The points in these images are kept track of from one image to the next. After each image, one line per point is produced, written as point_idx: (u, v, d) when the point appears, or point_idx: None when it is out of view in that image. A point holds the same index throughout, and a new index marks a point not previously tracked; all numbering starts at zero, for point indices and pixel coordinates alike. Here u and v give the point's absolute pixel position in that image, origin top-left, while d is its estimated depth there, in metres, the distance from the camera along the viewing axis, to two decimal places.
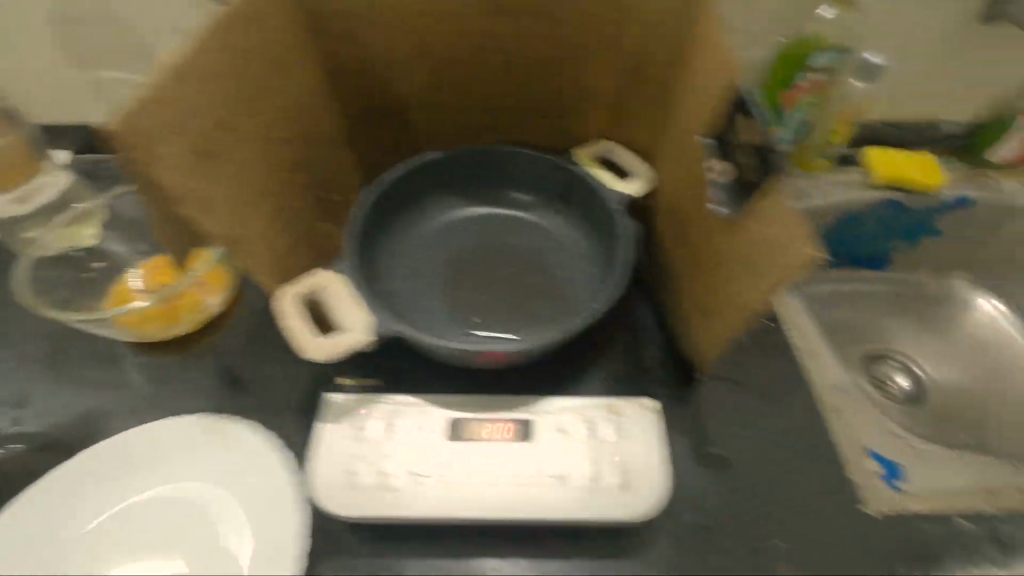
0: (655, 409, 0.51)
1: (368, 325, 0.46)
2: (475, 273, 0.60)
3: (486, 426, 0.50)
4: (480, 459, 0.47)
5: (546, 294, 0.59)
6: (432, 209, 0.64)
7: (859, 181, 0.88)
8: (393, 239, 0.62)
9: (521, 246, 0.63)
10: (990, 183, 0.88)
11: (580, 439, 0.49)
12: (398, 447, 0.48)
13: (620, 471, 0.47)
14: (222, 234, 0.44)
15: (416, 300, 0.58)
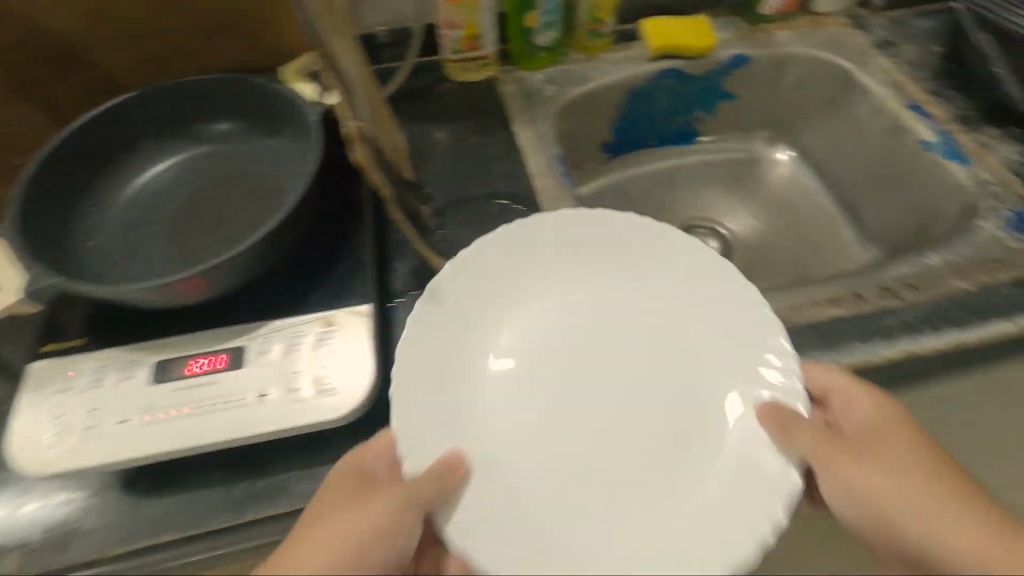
0: (360, 309, 0.53)
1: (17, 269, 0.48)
2: (188, 216, 0.59)
3: (193, 361, 0.50)
4: (185, 392, 0.48)
5: (255, 219, 0.58)
6: (146, 162, 0.62)
7: (639, 54, 0.87)
8: (103, 200, 0.59)
9: (237, 181, 0.61)
10: (765, 36, 0.90)
11: (288, 350, 0.50)
12: (101, 397, 0.48)
13: (325, 375, 0.48)
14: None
15: (128, 250, 0.56)
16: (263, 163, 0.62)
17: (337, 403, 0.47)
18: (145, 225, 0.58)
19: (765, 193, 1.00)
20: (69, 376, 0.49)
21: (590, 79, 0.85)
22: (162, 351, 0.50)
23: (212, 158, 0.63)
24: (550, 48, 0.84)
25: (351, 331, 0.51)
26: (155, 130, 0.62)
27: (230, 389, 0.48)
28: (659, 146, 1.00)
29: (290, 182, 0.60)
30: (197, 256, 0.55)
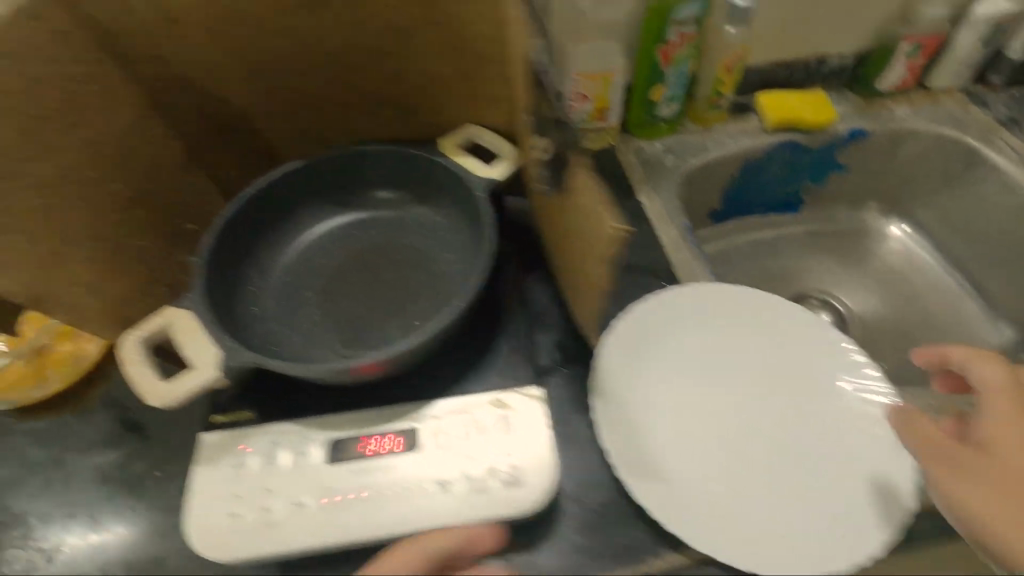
0: (536, 393, 0.50)
1: (204, 351, 0.45)
2: (344, 285, 0.58)
3: (366, 443, 0.48)
4: (362, 477, 0.46)
5: (430, 297, 0.56)
6: (306, 226, 0.63)
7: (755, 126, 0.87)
8: (267, 264, 0.60)
9: (397, 254, 0.61)
10: (880, 112, 0.89)
11: (464, 432, 0.48)
12: (276, 479, 0.46)
13: (508, 465, 0.46)
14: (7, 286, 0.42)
15: (291, 317, 0.56)
16: (426, 236, 0.62)
17: (524, 496, 0.45)
18: (306, 292, 0.58)
19: (873, 266, 0.97)
20: (242, 452, 0.48)
21: (712, 151, 0.84)
22: (332, 427, 0.49)
23: (367, 226, 0.63)
24: (670, 120, 0.83)
25: (527, 413, 0.49)
26: (319, 196, 0.63)
27: (409, 474, 0.46)
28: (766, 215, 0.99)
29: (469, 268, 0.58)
30: (372, 339, 0.54)
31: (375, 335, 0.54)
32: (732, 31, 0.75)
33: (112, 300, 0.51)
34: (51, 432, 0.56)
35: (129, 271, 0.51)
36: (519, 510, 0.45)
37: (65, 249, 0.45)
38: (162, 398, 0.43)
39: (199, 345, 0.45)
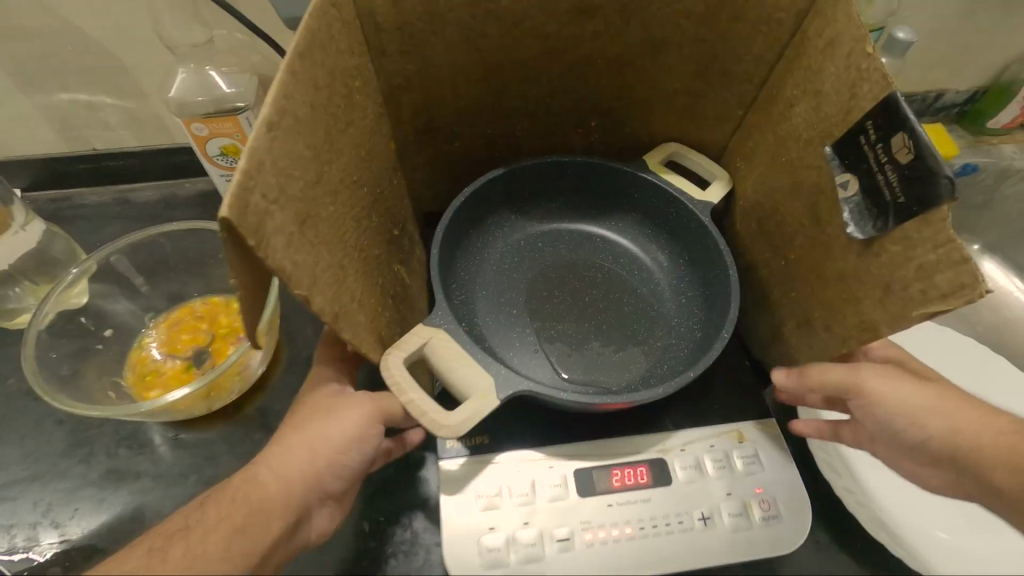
0: (767, 421, 0.49)
1: (475, 376, 0.39)
2: (556, 305, 0.51)
3: (615, 474, 0.45)
4: (621, 510, 0.44)
5: (652, 328, 0.51)
6: (495, 230, 0.55)
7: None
8: (462, 276, 0.52)
9: (602, 275, 0.54)
10: (989, 148, 0.91)
11: (707, 466, 0.47)
12: (531, 512, 0.43)
13: (764, 501, 0.46)
14: (324, 309, 0.32)
15: (502, 339, 0.49)
16: (629, 259, 0.55)
17: (782, 535, 0.45)
18: (512, 310, 0.51)
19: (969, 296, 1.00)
20: (486, 481, 0.45)
21: None
22: (573, 457, 0.46)
23: (564, 232, 0.56)
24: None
25: (772, 446, 0.48)
26: (513, 198, 0.54)
27: (665, 512, 0.44)
28: None
29: (693, 300, 0.52)
30: (611, 376, 0.48)
31: (612, 369, 0.48)
32: (885, 61, 0.80)
33: (376, 322, 0.39)
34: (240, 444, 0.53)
35: (382, 292, 0.41)
36: (777, 548, 0.44)
37: (349, 266, 0.36)
38: (456, 425, 0.36)
39: (468, 370, 0.39)
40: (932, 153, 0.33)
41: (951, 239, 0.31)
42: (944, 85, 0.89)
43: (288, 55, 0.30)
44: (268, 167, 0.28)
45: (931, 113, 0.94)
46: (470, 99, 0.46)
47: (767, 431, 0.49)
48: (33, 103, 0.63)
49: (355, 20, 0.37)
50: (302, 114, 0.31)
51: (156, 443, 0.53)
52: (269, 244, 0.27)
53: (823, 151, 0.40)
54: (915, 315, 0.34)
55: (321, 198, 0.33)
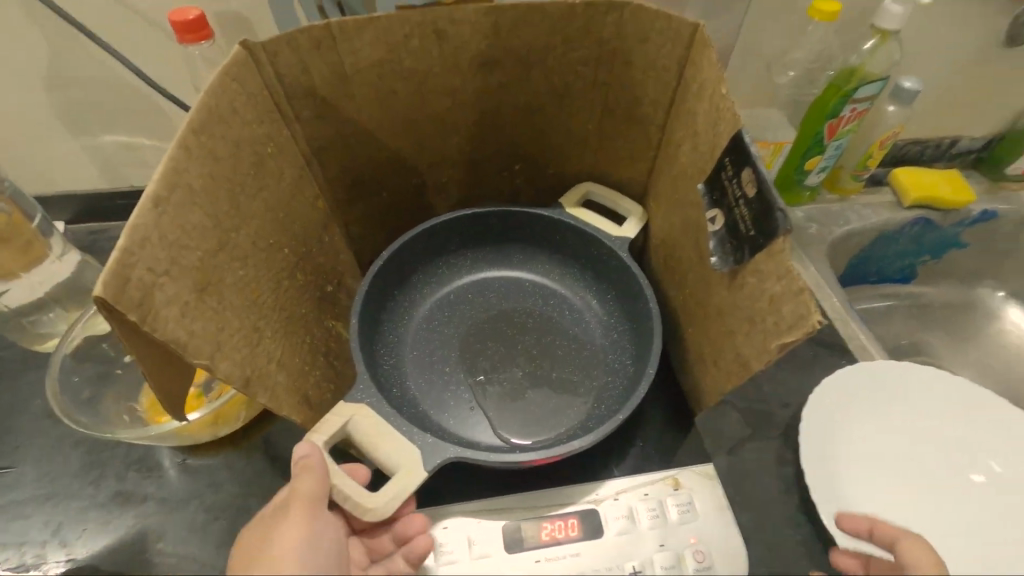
0: (703, 469, 0.52)
1: (404, 451, 0.45)
2: (478, 353, 0.58)
3: (545, 527, 0.48)
4: (549, 566, 0.46)
5: (588, 368, 0.58)
6: (421, 293, 0.64)
7: (892, 202, 0.92)
8: (391, 340, 0.60)
9: (539, 317, 0.62)
10: (1010, 195, 0.93)
11: (638, 521, 0.49)
12: (456, 571, 0.46)
13: (699, 553, 0.47)
14: (232, 375, 0.38)
15: (430, 389, 0.56)
16: (558, 296, 0.64)
17: None
18: (439, 361, 0.58)
19: (985, 345, 0.97)
20: (411, 539, 0.47)
21: (849, 221, 0.89)
22: (507, 502, 0.50)
23: (486, 292, 0.64)
24: (814, 188, 0.89)
25: (703, 502, 0.50)
26: (435, 259, 0.65)
27: (595, 564, 0.46)
28: (876, 282, 0.99)
29: (623, 335, 0.61)
30: (548, 426, 0.53)
31: (545, 419, 0.53)
32: (893, 109, 0.81)
33: (302, 382, 0.49)
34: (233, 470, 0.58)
35: (307, 350, 0.51)
36: None
37: (260, 325, 0.44)
38: (387, 501, 0.42)
39: (398, 448, 0.45)
40: (771, 190, 0.38)
41: (792, 270, 0.36)
42: (956, 131, 0.93)
43: (179, 136, 0.37)
44: (157, 240, 0.34)
45: (949, 158, 0.96)
46: (388, 158, 0.59)
47: (701, 491, 0.50)
48: (79, 143, 0.71)
49: (263, 90, 0.47)
50: (196, 186, 0.38)
51: (164, 466, 0.59)
52: (157, 316, 0.33)
53: (699, 188, 0.47)
54: (768, 344, 0.39)
55: (224, 262, 0.40)
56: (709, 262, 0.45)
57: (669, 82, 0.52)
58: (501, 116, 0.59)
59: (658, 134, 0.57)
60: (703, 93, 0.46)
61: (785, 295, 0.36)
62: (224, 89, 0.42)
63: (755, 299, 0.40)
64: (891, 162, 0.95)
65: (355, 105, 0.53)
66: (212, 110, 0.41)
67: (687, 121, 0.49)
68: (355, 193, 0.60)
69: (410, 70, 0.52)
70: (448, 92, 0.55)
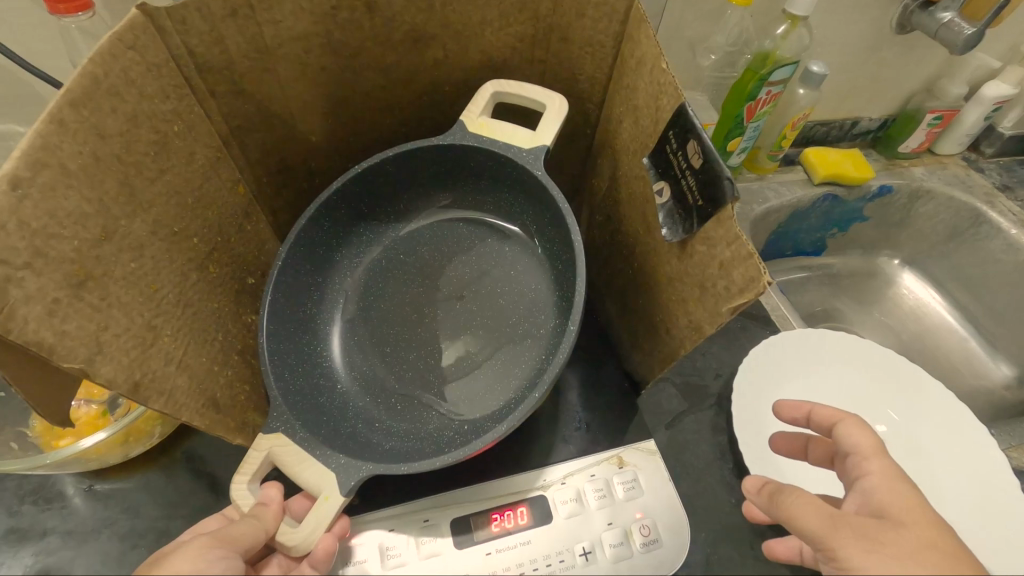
0: (645, 445, 0.53)
1: (322, 476, 0.43)
2: (413, 328, 0.56)
3: (494, 519, 0.48)
4: (501, 557, 0.46)
5: (531, 309, 0.56)
6: (352, 257, 0.61)
7: (804, 179, 0.99)
8: (320, 323, 0.57)
9: (478, 262, 0.60)
10: (902, 171, 1.02)
11: (586, 500, 0.49)
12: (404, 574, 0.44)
13: (645, 527, 0.48)
14: (116, 380, 0.33)
15: (374, 377, 0.54)
16: (497, 233, 0.62)
17: (666, 557, 0.48)
18: (380, 344, 0.56)
19: (885, 307, 1.07)
20: (355, 547, 0.45)
21: (768, 199, 0.95)
22: (456, 498, 0.48)
23: (415, 251, 0.61)
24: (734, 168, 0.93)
25: (645, 474, 0.51)
26: (361, 224, 0.61)
27: (548, 549, 0.47)
28: (793, 256, 1.06)
29: (563, 267, 0.57)
30: (490, 398, 0.51)
31: (486, 387, 0.52)
32: (802, 92, 0.86)
33: (212, 382, 0.43)
34: (151, 492, 0.54)
35: (218, 348, 0.45)
36: (662, 571, 0.47)
37: (158, 323, 0.38)
38: (303, 537, 0.41)
39: (309, 472, 0.44)
40: (716, 157, 0.38)
41: (740, 236, 0.37)
42: (858, 112, 1.01)
43: (47, 108, 0.30)
44: (14, 228, 0.27)
45: (850, 138, 1.05)
46: (315, 140, 0.55)
47: (643, 469, 0.52)
48: None
49: (168, 59, 0.40)
50: (73, 166, 0.31)
51: (68, 495, 0.53)
52: (16, 315, 0.27)
53: (642, 161, 0.46)
54: (725, 308, 0.40)
55: (111, 254, 0.34)
56: (660, 234, 0.45)
57: (601, 57, 0.51)
58: (436, 94, 0.55)
59: (594, 110, 0.56)
60: (637, 67, 0.46)
61: (752, 268, 0.36)
62: (116, 54, 0.36)
63: (709, 264, 0.40)
64: (801, 142, 1.02)
65: (280, 83, 0.48)
66: (99, 78, 0.34)
67: (625, 98, 0.49)
68: (281, 178, 0.56)
69: (340, 45, 0.48)
70: (379, 72, 0.51)
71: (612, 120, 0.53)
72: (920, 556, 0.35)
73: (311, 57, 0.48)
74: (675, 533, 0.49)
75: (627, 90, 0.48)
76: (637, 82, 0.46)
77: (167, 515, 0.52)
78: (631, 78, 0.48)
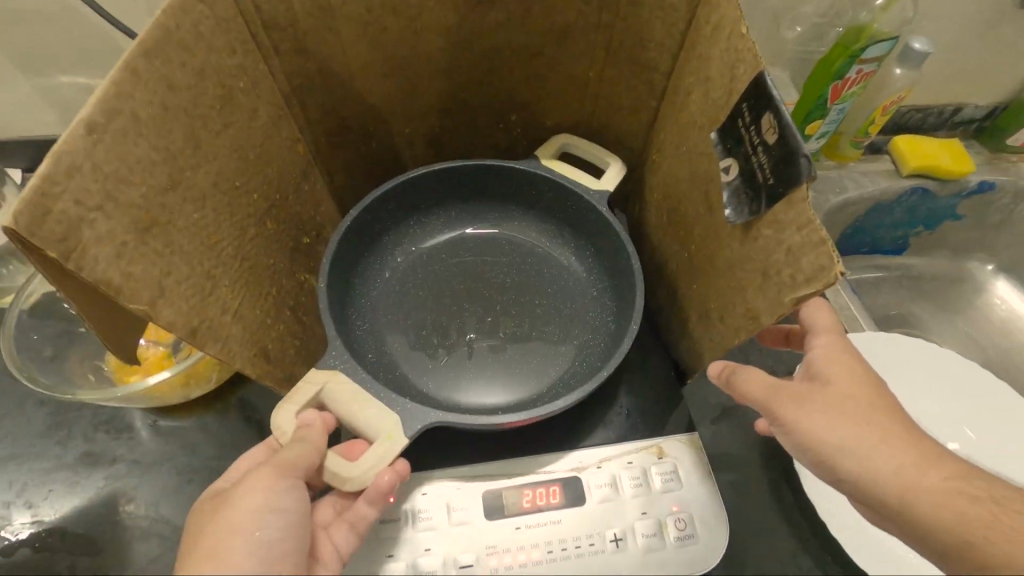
0: (689, 438, 0.51)
1: (383, 417, 0.43)
2: (463, 304, 0.58)
3: (526, 494, 0.47)
4: (529, 532, 0.46)
5: (568, 325, 0.58)
6: (395, 253, 0.62)
7: (891, 170, 0.90)
8: (363, 290, 0.59)
9: (523, 271, 0.61)
10: (1008, 166, 0.91)
11: (618, 486, 0.48)
12: (434, 538, 0.45)
13: (681, 521, 0.47)
14: (174, 323, 0.35)
15: (411, 354, 0.55)
16: (534, 250, 0.63)
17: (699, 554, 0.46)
18: (418, 326, 0.56)
19: (970, 317, 0.97)
20: (388, 505, 0.46)
21: (847, 189, 0.87)
22: (489, 472, 0.48)
23: (464, 246, 0.63)
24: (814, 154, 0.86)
25: (685, 467, 0.49)
26: (410, 215, 0.62)
27: (579, 530, 0.46)
28: (869, 253, 0.98)
29: (604, 292, 0.60)
30: (550, 366, 0.55)
31: (540, 363, 0.55)
32: (900, 72, 0.77)
33: (260, 336, 0.45)
34: (208, 433, 0.57)
35: (269, 303, 0.47)
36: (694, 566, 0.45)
37: (216, 273, 0.40)
38: (358, 471, 0.41)
39: (369, 413, 0.43)
40: (793, 134, 0.36)
41: (812, 220, 0.34)
42: (963, 97, 0.90)
43: (121, 58, 0.32)
44: (87, 171, 0.30)
45: (949, 127, 0.94)
46: (376, 103, 0.55)
47: (684, 462, 0.50)
48: (32, 85, 0.65)
49: (236, 15, 0.42)
50: (144, 115, 0.34)
51: (136, 427, 0.57)
52: (86, 254, 0.30)
53: (710, 137, 0.44)
54: (786, 300, 0.37)
55: (176, 203, 0.36)
56: (723, 215, 0.43)
57: (674, 21, 0.48)
58: (496, 61, 0.54)
59: (663, 79, 0.53)
60: (718, 30, 0.42)
61: (822, 255, 0.34)
62: (187, 9, 0.37)
63: (777, 248, 0.38)
64: (893, 129, 0.92)
65: (344, 44, 0.48)
66: (171, 30, 0.35)
67: (699, 66, 0.46)
68: (346, 142, 0.57)
69: (405, 3, 0.47)
70: (441, 33, 0.50)
71: (683, 90, 0.49)
72: (857, 415, 0.39)
73: (374, 16, 0.47)
74: (710, 530, 0.47)
75: (703, 58, 0.45)
76: (714, 48, 0.43)
77: (221, 457, 0.56)
78: (709, 45, 0.44)
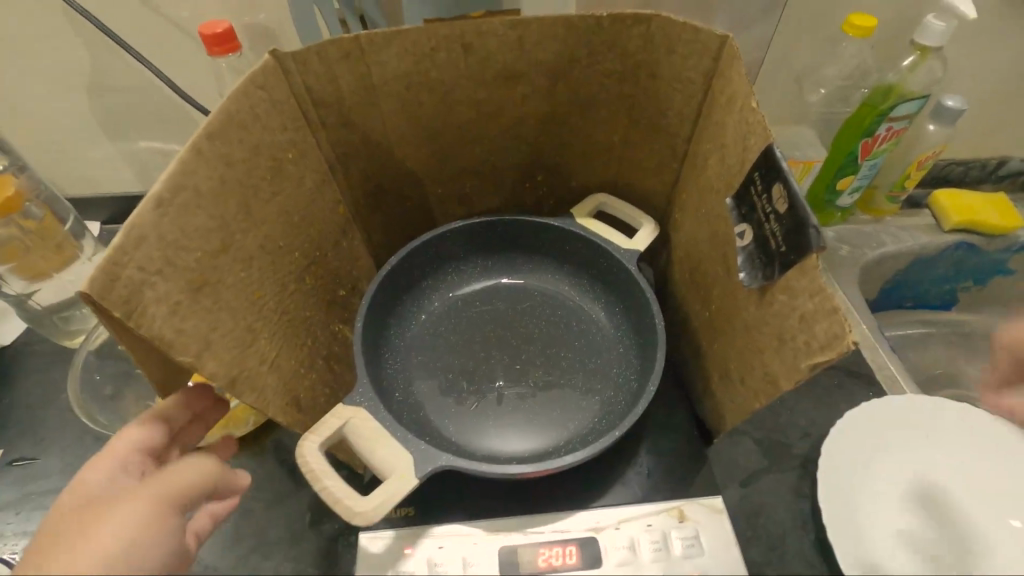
0: (713, 503, 0.50)
1: (397, 457, 0.45)
2: (491, 351, 0.59)
3: (542, 553, 0.47)
4: None
5: (590, 380, 0.58)
6: (431, 297, 0.65)
7: (932, 224, 0.88)
8: (396, 333, 0.61)
9: (548, 323, 0.63)
10: None
11: (638, 550, 0.47)
12: None
13: None
14: (217, 374, 0.38)
15: (437, 398, 0.56)
16: (560, 303, 0.65)
17: None
18: (446, 371, 0.58)
19: None
20: (406, 556, 0.47)
21: (884, 243, 0.85)
22: (507, 528, 0.48)
23: (494, 295, 0.65)
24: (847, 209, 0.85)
25: (707, 533, 0.48)
26: (447, 263, 0.65)
27: None
28: (912, 309, 0.94)
29: (628, 349, 0.61)
30: (570, 418, 0.55)
31: (560, 416, 0.55)
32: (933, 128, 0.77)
33: (296, 385, 0.48)
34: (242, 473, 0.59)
35: (305, 353, 0.50)
36: None
37: (257, 326, 0.43)
38: (368, 507, 0.41)
39: (386, 453, 0.45)
40: (803, 205, 0.37)
41: (824, 288, 0.35)
42: (1007, 151, 0.88)
43: (189, 141, 0.37)
44: (153, 240, 0.34)
45: (994, 181, 0.91)
46: (410, 166, 0.59)
47: (706, 527, 0.48)
48: (116, 149, 0.74)
49: (290, 96, 0.47)
50: (205, 189, 0.38)
51: None
52: (147, 313, 0.34)
53: (725, 202, 0.46)
54: (803, 365, 0.37)
55: (226, 264, 0.40)
56: (738, 277, 0.43)
57: (690, 91, 0.50)
58: (523, 128, 0.57)
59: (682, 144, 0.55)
60: (731, 103, 0.44)
61: (835, 323, 0.34)
62: (247, 95, 0.42)
63: (792, 315, 0.38)
64: (931, 183, 0.90)
65: (383, 116, 0.53)
66: (233, 115, 0.41)
67: (715, 134, 0.47)
68: (383, 202, 0.61)
69: (438, 81, 0.51)
70: (471, 105, 0.54)
71: (701, 156, 0.51)
72: None
73: (410, 92, 0.52)
74: None
75: (718, 127, 0.47)
76: (728, 119, 0.45)
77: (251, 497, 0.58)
78: (724, 116, 0.46)
